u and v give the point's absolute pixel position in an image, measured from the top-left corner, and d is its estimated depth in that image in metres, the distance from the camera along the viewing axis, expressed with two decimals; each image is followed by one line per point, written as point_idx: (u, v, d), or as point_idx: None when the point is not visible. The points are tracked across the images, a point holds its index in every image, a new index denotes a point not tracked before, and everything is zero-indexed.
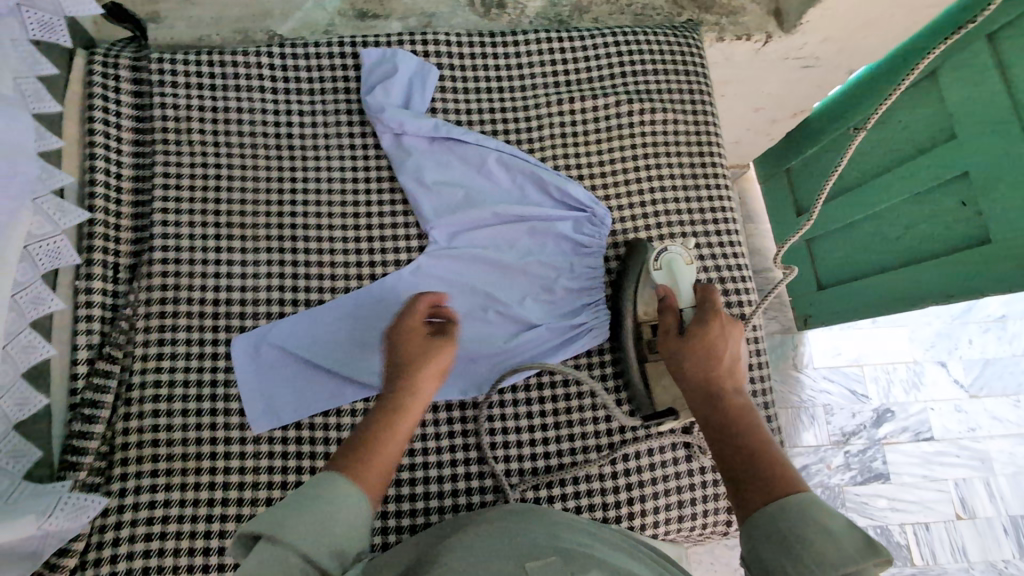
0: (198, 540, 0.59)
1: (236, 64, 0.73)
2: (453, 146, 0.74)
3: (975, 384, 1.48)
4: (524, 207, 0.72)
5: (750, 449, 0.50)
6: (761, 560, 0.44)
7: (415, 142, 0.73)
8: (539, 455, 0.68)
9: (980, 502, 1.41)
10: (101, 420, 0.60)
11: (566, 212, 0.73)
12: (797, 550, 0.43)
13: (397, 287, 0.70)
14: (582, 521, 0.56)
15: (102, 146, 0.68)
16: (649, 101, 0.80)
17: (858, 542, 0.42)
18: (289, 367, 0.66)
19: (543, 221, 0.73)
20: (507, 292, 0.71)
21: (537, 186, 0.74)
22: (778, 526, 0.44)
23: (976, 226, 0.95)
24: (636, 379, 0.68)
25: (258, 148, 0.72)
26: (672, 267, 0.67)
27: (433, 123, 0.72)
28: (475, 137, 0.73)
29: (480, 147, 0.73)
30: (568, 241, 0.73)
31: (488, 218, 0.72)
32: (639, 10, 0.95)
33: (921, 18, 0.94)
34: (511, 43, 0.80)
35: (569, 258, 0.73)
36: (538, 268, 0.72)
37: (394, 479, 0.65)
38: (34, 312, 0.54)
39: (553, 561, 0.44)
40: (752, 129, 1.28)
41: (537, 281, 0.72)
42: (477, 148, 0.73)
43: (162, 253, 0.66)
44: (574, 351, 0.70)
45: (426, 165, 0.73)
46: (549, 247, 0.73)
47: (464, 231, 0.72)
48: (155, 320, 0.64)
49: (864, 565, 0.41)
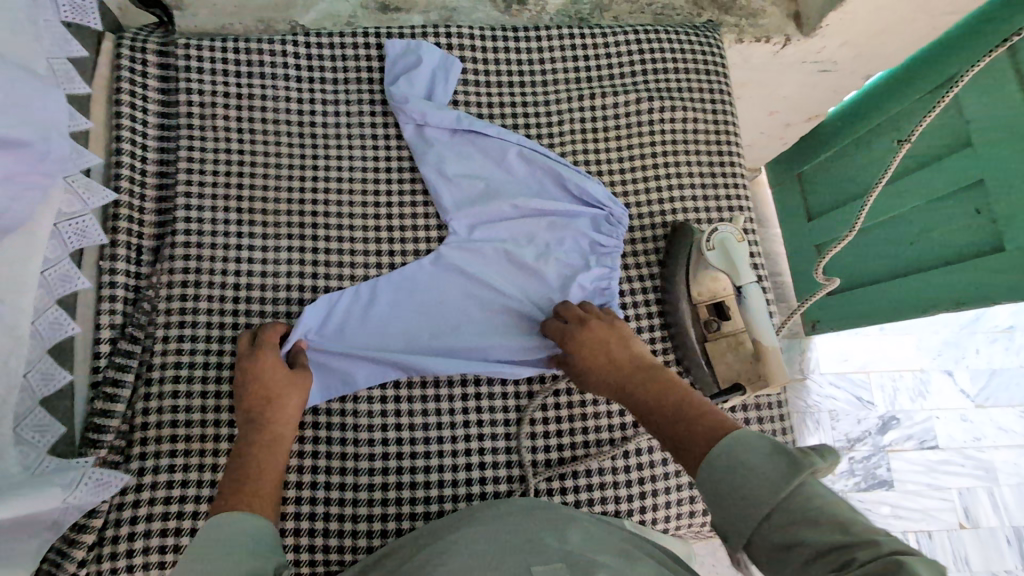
0: None
1: (261, 53, 0.74)
2: (474, 139, 0.74)
3: (982, 394, 1.48)
4: (543, 201, 0.73)
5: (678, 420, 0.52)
6: (723, 522, 0.44)
7: (437, 134, 0.74)
8: (554, 446, 0.68)
9: (984, 512, 1.41)
10: (122, 398, 0.61)
11: (584, 210, 0.73)
12: (733, 492, 0.43)
13: (416, 277, 0.71)
14: (597, 525, 0.56)
15: (128, 128, 0.68)
16: (669, 100, 0.80)
17: (781, 462, 0.43)
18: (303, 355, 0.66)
19: (561, 215, 0.73)
20: (523, 286, 0.72)
21: (556, 181, 0.74)
22: (719, 478, 0.45)
23: (991, 232, 0.95)
24: (697, 361, 0.69)
25: (282, 135, 0.73)
26: (727, 245, 0.68)
27: (455, 115, 0.73)
28: (497, 129, 0.74)
29: (502, 140, 0.74)
30: (585, 238, 0.73)
31: (507, 210, 0.73)
32: (659, 9, 0.96)
33: (940, 25, 0.94)
34: (533, 38, 0.81)
35: (586, 256, 0.73)
36: (556, 261, 0.72)
37: (408, 466, 0.66)
38: (62, 289, 0.54)
39: (559, 567, 0.45)
40: (766, 132, 1.28)
41: (554, 275, 0.72)
42: (498, 141, 0.74)
43: (184, 235, 0.67)
44: None
45: (447, 157, 0.73)
46: (567, 243, 0.73)
47: (483, 223, 0.73)
48: (177, 302, 0.65)
49: (796, 479, 0.42)
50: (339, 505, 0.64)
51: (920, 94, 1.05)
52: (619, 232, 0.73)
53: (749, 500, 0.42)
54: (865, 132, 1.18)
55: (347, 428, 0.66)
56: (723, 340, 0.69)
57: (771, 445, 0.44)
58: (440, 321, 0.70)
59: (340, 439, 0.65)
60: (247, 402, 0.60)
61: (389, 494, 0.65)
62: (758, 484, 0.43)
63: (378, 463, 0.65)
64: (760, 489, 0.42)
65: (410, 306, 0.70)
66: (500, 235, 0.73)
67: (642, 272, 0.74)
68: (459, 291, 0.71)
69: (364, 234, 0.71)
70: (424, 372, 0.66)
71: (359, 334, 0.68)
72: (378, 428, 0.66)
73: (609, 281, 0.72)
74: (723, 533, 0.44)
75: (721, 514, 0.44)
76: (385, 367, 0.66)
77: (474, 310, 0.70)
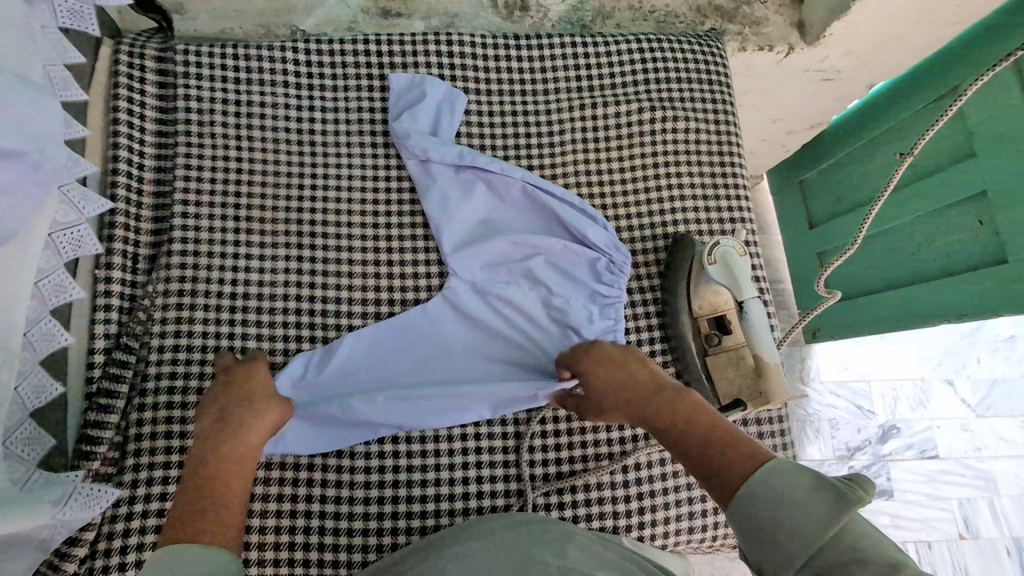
0: None
1: (260, 59, 0.73)
2: (478, 174, 0.73)
3: (982, 404, 1.47)
4: (547, 238, 0.71)
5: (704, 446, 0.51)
6: (761, 559, 0.43)
7: (441, 170, 0.73)
8: (552, 460, 0.67)
9: (984, 523, 1.40)
10: (116, 409, 0.60)
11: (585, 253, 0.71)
12: (775, 534, 0.42)
13: (413, 320, 0.69)
14: (594, 541, 0.55)
15: (125, 135, 0.68)
16: (671, 110, 0.79)
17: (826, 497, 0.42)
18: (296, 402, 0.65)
19: (564, 255, 0.71)
20: (522, 328, 0.70)
21: (559, 223, 0.73)
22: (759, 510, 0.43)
23: (993, 244, 0.94)
24: (698, 376, 0.68)
25: (280, 143, 0.72)
26: (729, 260, 0.67)
27: (458, 151, 0.72)
28: (501, 166, 0.72)
29: (506, 175, 0.72)
30: (586, 288, 0.71)
31: (510, 249, 0.72)
32: (662, 17, 0.95)
33: (945, 36, 0.93)
34: (535, 46, 0.80)
35: (586, 304, 0.70)
36: (560, 300, 0.70)
37: (404, 480, 0.65)
38: (55, 300, 0.54)
39: None
40: (768, 139, 1.28)
41: (558, 315, 0.70)
42: (502, 177, 0.72)
43: (181, 244, 0.66)
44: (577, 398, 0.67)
45: (450, 194, 0.72)
46: (568, 287, 0.71)
47: (484, 264, 0.71)
48: (173, 311, 0.64)
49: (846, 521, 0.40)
50: (334, 518, 0.63)
51: (922, 104, 1.05)
52: (627, 261, 0.71)
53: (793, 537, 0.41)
54: (867, 141, 1.17)
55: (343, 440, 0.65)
56: (725, 354, 0.69)
57: (815, 477, 0.43)
58: (443, 364, 0.69)
59: (335, 452, 0.65)
60: (217, 420, 0.56)
61: (384, 508, 0.64)
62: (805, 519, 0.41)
63: (374, 476, 0.65)
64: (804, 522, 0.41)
65: (411, 350, 0.69)
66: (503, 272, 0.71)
67: (642, 284, 0.73)
68: (461, 332, 0.70)
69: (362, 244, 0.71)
70: (427, 418, 0.64)
71: (362, 379, 0.67)
72: (374, 441, 0.65)
73: (616, 306, 0.70)
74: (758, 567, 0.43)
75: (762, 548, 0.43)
76: (382, 420, 0.65)
77: (476, 340, 0.70)
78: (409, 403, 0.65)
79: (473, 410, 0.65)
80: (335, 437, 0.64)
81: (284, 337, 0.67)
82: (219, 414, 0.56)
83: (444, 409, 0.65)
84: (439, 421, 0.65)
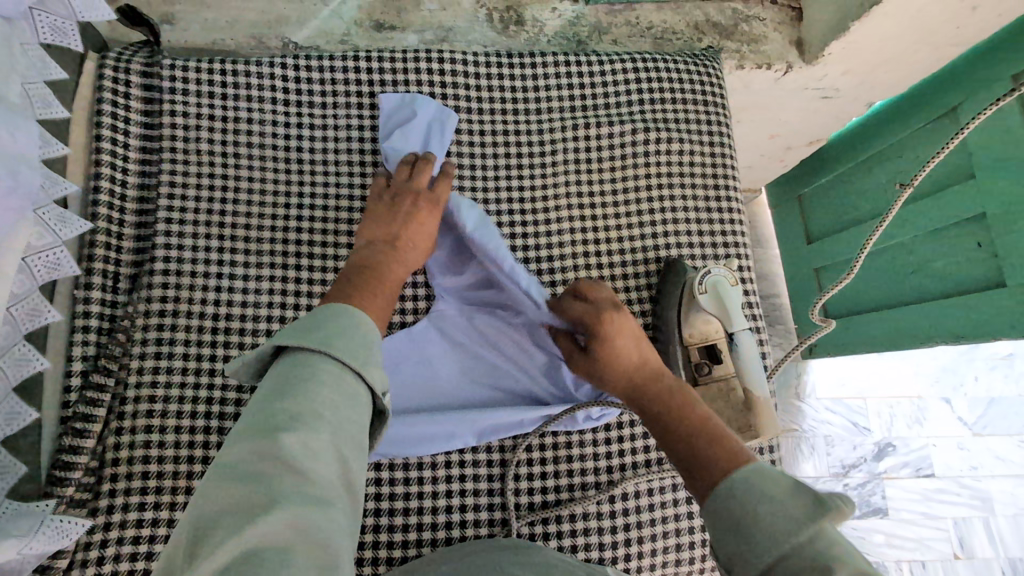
0: None
1: (249, 74, 0.72)
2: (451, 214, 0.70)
3: (980, 423, 1.46)
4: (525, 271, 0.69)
5: (685, 441, 0.50)
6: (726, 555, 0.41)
7: None
8: (537, 489, 0.66)
9: (979, 543, 1.39)
10: (93, 433, 0.59)
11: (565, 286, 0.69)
12: (749, 529, 0.40)
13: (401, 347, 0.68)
14: (583, 567, 0.53)
15: (108, 151, 0.67)
16: (666, 131, 0.78)
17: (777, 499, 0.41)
18: None
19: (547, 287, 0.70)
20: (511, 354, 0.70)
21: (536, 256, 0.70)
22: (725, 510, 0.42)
23: (992, 267, 0.93)
24: None
25: (267, 160, 0.71)
26: (719, 289, 0.66)
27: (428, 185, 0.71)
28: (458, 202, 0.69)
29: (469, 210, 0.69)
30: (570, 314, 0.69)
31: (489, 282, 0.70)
32: (659, 33, 0.94)
33: (946, 56, 0.92)
34: (529, 63, 0.79)
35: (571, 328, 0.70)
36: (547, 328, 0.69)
37: (387, 509, 0.64)
38: (29, 324, 0.53)
39: None
40: (766, 154, 1.27)
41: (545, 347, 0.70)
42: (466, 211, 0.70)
43: (163, 263, 0.65)
44: (565, 424, 0.67)
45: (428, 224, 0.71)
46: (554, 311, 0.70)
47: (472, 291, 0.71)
48: (154, 333, 0.63)
49: (823, 525, 0.38)
50: None
51: (920, 124, 1.03)
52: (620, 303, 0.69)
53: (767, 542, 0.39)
54: (866, 158, 1.16)
55: None
56: (714, 386, 0.66)
57: (794, 482, 0.41)
58: (429, 392, 0.68)
59: None
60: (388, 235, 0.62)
61: (366, 537, 0.63)
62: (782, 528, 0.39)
63: None
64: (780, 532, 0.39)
65: (397, 378, 0.67)
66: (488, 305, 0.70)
67: (633, 310, 0.72)
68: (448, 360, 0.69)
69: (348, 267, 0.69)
70: (412, 446, 0.64)
71: None
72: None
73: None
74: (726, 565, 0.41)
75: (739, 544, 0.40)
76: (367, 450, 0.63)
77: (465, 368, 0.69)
78: (393, 432, 0.64)
79: (459, 437, 0.65)
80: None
81: None
82: (393, 231, 0.62)
83: (429, 436, 0.64)
84: (424, 449, 0.64)
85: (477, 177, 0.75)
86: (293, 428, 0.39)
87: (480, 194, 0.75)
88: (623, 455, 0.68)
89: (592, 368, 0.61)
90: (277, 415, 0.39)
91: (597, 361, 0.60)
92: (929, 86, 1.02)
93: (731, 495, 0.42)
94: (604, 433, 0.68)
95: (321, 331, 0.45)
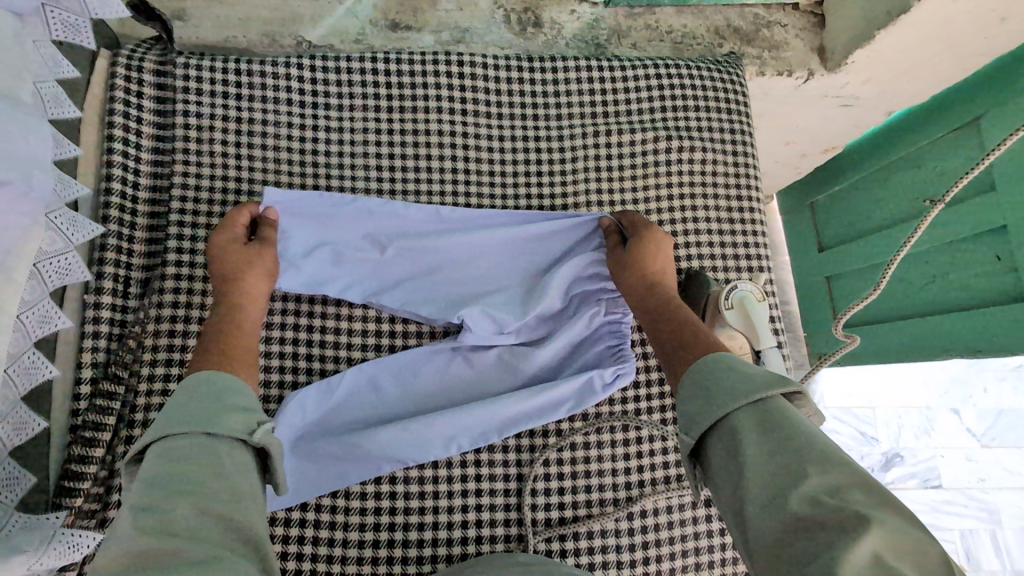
0: None
1: (264, 74, 0.71)
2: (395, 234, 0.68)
3: (988, 434, 1.40)
4: (519, 254, 0.71)
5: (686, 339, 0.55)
6: (687, 412, 0.48)
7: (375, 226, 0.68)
8: (554, 505, 0.65)
9: (985, 555, 1.37)
10: (102, 443, 0.58)
11: (571, 252, 0.71)
12: (710, 389, 0.47)
13: (417, 358, 0.67)
14: None
15: (119, 152, 0.65)
16: (688, 139, 0.77)
17: (764, 417, 0.43)
18: (297, 446, 0.63)
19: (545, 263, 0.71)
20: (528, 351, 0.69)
21: (531, 248, 0.71)
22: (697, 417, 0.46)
23: (1012, 281, 0.91)
24: None
25: (283, 162, 0.69)
26: (747, 306, 0.64)
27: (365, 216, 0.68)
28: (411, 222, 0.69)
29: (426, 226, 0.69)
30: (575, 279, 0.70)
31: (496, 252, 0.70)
32: (679, 38, 0.92)
33: (970, 67, 0.90)
34: (550, 67, 0.77)
35: (576, 286, 0.70)
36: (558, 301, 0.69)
37: (401, 523, 0.62)
38: (38, 331, 0.51)
39: None
40: (780, 161, 1.25)
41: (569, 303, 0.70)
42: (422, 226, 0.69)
43: (175, 268, 0.64)
44: (592, 391, 0.66)
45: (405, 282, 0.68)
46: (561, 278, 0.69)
47: (468, 265, 0.69)
48: (165, 339, 0.62)
49: (771, 392, 0.45)
50: (326, 562, 0.61)
51: (939, 133, 1.01)
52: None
53: (733, 462, 0.43)
54: (882, 167, 1.14)
55: (340, 486, 0.62)
56: None
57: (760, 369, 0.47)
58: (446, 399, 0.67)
59: (330, 492, 0.62)
60: (219, 282, 0.59)
61: (380, 551, 0.62)
62: (779, 462, 0.40)
63: (369, 517, 0.62)
64: (759, 479, 0.40)
65: (415, 386, 0.67)
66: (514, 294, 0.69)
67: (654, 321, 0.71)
68: (466, 368, 0.68)
69: (308, 276, 0.65)
70: (431, 448, 0.63)
71: (362, 417, 0.65)
72: (371, 481, 0.63)
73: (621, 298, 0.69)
74: (686, 425, 0.47)
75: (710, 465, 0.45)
76: (383, 459, 0.62)
77: (484, 376, 0.68)
78: (410, 435, 0.62)
79: (478, 438, 0.64)
80: (335, 474, 0.62)
81: (279, 369, 0.64)
82: (227, 261, 0.59)
83: (447, 438, 0.63)
84: (444, 451, 0.63)
85: (496, 184, 0.74)
86: (188, 495, 0.40)
87: (499, 201, 0.73)
88: (642, 472, 0.67)
89: (622, 263, 0.65)
90: (168, 482, 0.41)
91: (636, 260, 0.65)
92: (948, 95, 1.00)
93: (698, 367, 0.50)
94: (623, 448, 0.67)
95: (192, 410, 0.45)
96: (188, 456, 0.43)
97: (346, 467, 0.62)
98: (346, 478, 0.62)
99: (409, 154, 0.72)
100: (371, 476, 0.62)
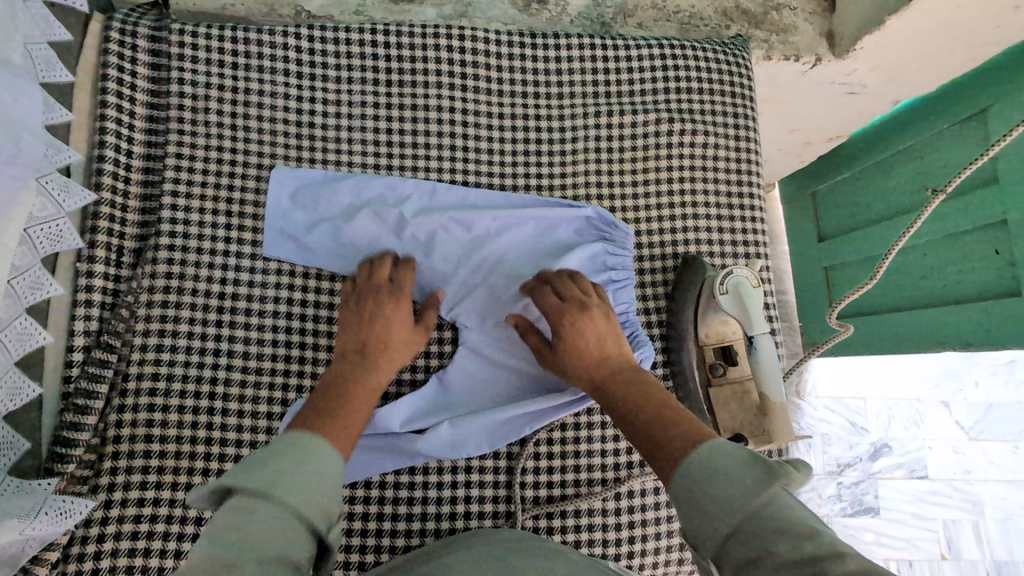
0: (171, 542, 0.58)
1: (261, 44, 0.69)
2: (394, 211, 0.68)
3: (976, 427, 1.42)
4: (523, 236, 0.70)
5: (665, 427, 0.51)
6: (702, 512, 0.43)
7: (371, 201, 0.69)
8: (543, 483, 0.66)
9: (967, 545, 1.40)
10: (94, 411, 0.59)
11: (576, 239, 0.71)
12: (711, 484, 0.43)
13: None
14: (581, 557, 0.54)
15: (113, 120, 0.64)
16: (691, 121, 0.76)
17: (760, 471, 0.42)
18: None
19: (550, 247, 0.71)
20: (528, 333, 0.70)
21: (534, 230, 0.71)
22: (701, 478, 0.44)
23: (1008, 275, 0.91)
24: (700, 405, 0.67)
25: (279, 135, 0.69)
26: (741, 290, 0.65)
27: (361, 191, 0.68)
28: (408, 196, 0.69)
29: (424, 203, 0.70)
30: (581, 266, 0.70)
31: (501, 229, 0.70)
32: (686, 18, 0.90)
33: (976, 57, 0.89)
34: (553, 44, 0.76)
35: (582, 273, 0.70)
36: None
37: (391, 497, 0.63)
38: (30, 297, 0.51)
39: None
40: (784, 149, 1.24)
41: None
42: (420, 203, 0.69)
43: (169, 238, 0.64)
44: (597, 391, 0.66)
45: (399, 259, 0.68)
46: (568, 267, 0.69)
47: (469, 245, 0.70)
48: (157, 309, 0.62)
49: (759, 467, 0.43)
50: None
51: (944, 124, 1.00)
52: (629, 235, 0.70)
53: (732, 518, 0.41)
54: (884, 158, 1.13)
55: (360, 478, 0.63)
56: (728, 386, 0.67)
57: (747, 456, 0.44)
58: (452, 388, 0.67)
59: (350, 484, 0.63)
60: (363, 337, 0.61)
61: (369, 524, 0.62)
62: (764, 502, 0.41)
63: (360, 492, 0.63)
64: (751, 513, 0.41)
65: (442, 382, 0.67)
66: (518, 276, 0.70)
67: (649, 306, 0.71)
68: (471, 356, 0.68)
69: (306, 248, 0.66)
70: (464, 446, 0.64)
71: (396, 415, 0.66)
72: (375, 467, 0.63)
73: (626, 288, 0.69)
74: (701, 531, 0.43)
75: (694, 530, 0.43)
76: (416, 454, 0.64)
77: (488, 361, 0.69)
78: (443, 434, 0.64)
79: (508, 436, 0.65)
80: (367, 463, 0.63)
81: (272, 343, 0.64)
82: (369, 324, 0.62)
83: (479, 436, 0.65)
84: (477, 449, 0.64)
85: (495, 161, 0.73)
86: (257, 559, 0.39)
87: (497, 180, 0.73)
88: (632, 453, 0.68)
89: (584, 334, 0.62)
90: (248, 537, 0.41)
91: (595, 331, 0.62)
92: (958, 85, 0.99)
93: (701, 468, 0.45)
94: (613, 429, 0.68)
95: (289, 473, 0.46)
96: (282, 467, 0.46)
97: (380, 457, 0.64)
98: (376, 467, 0.63)
99: (408, 129, 0.71)
100: (387, 469, 0.63)
